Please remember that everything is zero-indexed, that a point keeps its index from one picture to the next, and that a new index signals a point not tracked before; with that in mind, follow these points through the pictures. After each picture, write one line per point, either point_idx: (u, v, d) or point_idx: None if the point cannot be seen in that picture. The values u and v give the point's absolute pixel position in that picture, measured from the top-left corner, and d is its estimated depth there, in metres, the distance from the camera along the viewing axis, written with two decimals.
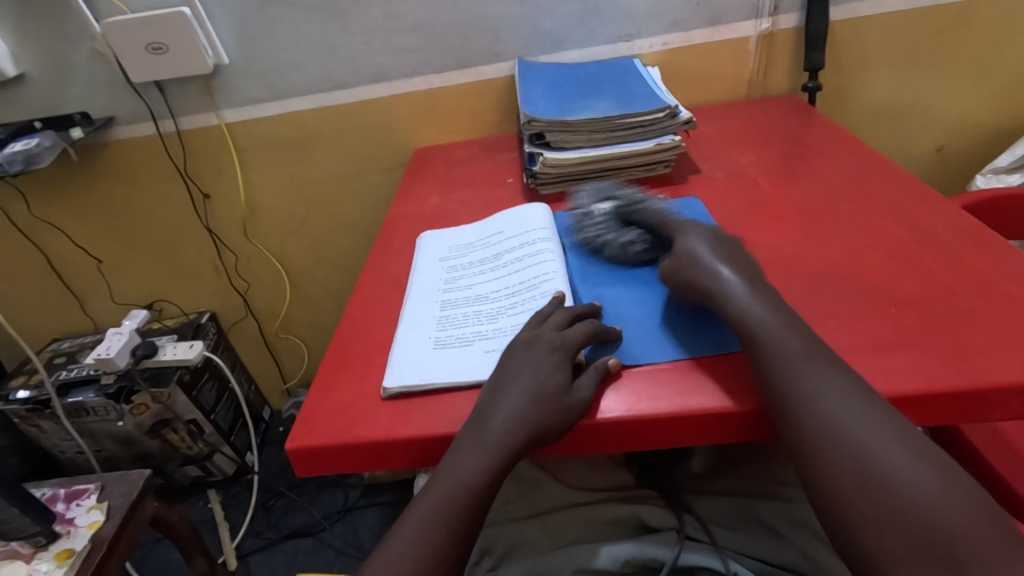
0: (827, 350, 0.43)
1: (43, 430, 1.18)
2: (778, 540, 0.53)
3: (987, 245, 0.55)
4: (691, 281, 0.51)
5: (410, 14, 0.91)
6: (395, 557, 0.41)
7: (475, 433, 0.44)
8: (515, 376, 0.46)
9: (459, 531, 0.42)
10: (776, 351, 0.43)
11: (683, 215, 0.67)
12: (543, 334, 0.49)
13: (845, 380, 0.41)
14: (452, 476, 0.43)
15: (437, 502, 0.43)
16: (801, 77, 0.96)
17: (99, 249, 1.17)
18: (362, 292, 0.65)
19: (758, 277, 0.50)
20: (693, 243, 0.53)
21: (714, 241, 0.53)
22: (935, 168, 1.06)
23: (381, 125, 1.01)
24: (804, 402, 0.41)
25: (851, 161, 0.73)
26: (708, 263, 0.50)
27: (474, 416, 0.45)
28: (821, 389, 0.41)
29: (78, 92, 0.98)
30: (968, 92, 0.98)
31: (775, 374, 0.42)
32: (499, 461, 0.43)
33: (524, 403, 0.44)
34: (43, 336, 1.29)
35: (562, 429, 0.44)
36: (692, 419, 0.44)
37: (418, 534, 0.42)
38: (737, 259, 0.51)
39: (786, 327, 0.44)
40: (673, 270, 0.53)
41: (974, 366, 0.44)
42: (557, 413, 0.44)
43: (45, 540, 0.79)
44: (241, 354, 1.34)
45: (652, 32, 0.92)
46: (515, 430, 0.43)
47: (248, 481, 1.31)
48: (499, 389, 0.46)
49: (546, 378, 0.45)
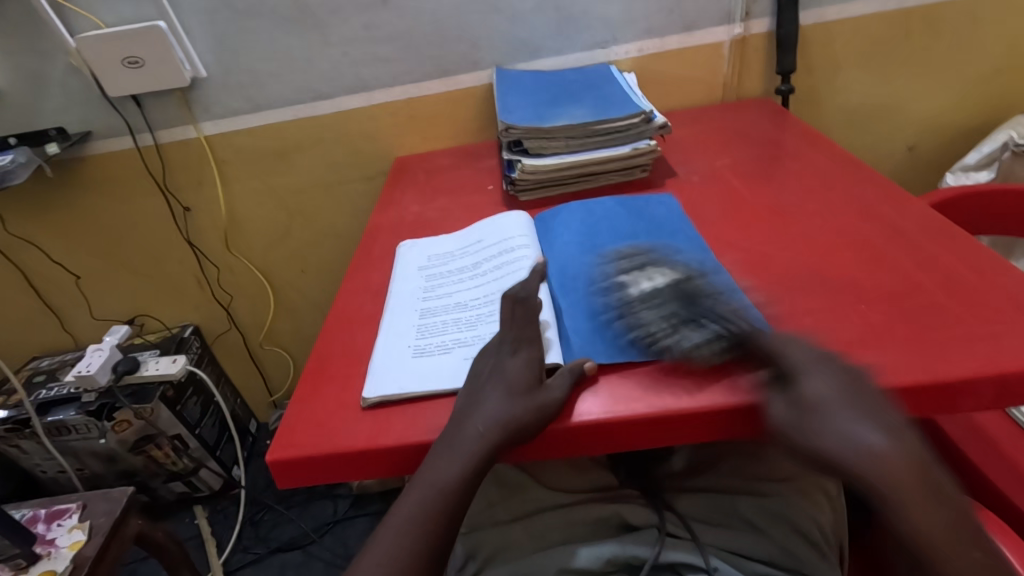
0: (861, 377, 0.41)
1: (23, 450, 1.16)
2: (758, 537, 0.54)
3: (953, 240, 0.57)
4: (803, 421, 0.40)
5: (387, 24, 0.92)
6: (376, 562, 0.41)
7: (451, 437, 0.44)
8: (490, 380, 0.47)
9: (434, 533, 0.42)
10: (830, 413, 0.39)
11: (658, 210, 0.69)
12: (518, 335, 0.50)
13: (892, 428, 0.38)
14: (430, 480, 0.43)
15: (415, 509, 0.43)
16: (775, 80, 0.98)
17: (78, 265, 1.15)
18: (343, 302, 0.65)
19: (853, 374, 0.42)
20: (804, 377, 0.42)
21: (825, 366, 0.42)
22: (907, 166, 1.08)
23: (361, 134, 1.01)
24: (851, 452, 0.37)
25: (823, 162, 0.74)
26: (846, 428, 0.38)
27: (450, 421, 0.45)
28: (867, 430, 0.38)
29: (52, 108, 0.97)
30: (936, 91, 1.00)
31: (837, 437, 0.38)
32: (473, 467, 0.43)
33: (500, 406, 0.44)
34: (23, 355, 1.27)
35: (534, 431, 0.44)
36: (667, 420, 0.44)
37: (393, 540, 0.42)
38: (879, 406, 0.40)
39: (843, 390, 0.40)
40: (784, 415, 0.41)
41: (941, 360, 0.45)
42: (529, 416, 0.44)
43: (26, 562, 0.79)
44: (225, 367, 1.33)
45: (627, 38, 0.94)
46: (489, 431, 0.44)
47: (235, 495, 1.29)
48: (473, 393, 0.46)
49: (518, 383, 0.46)
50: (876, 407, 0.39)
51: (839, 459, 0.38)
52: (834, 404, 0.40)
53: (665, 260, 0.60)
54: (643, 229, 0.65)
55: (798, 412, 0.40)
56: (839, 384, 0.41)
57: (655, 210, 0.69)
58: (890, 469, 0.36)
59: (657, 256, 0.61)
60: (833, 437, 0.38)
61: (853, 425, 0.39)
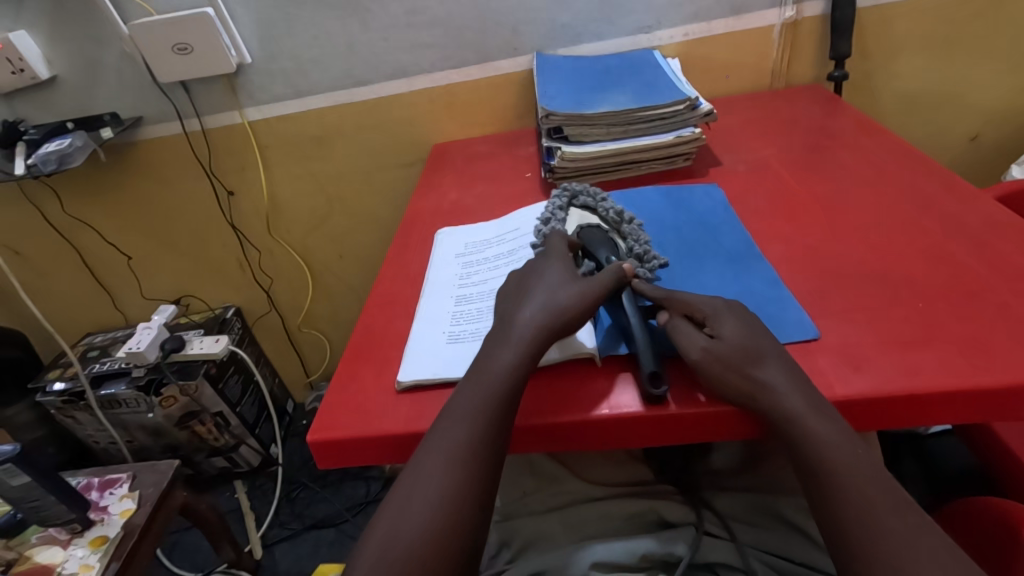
0: (755, 317, 0.47)
1: (77, 421, 1.22)
2: (800, 538, 0.52)
3: (1021, 236, 0.53)
4: (725, 359, 0.44)
5: (427, 9, 0.91)
6: (407, 518, 0.40)
7: (505, 334, 0.47)
8: (534, 281, 0.51)
9: (496, 415, 0.43)
10: (746, 352, 0.44)
11: (702, 201, 0.68)
12: (558, 246, 0.55)
13: (784, 366, 0.43)
14: (459, 416, 0.44)
15: (473, 402, 0.44)
16: (828, 65, 0.94)
17: (129, 245, 1.20)
18: (381, 287, 0.65)
19: (758, 323, 0.46)
20: (718, 325, 0.46)
21: (732, 313, 0.47)
22: (969, 157, 1.03)
23: (400, 120, 1.01)
24: (758, 393, 0.42)
25: (879, 151, 0.71)
26: (745, 368, 0.43)
27: (499, 322, 0.49)
28: (769, 371, 0.43)
29: (108, 93, 1.00)
30: (1004, 78, 0.94)
31: (741, 378, 0.43)
32: (528, 349, 0.46)
33: (549, 293, 0.49)
34: (78, 331, 1.33)
35: (581, 316, 0.48)
36: (696, 419, 0.44)
37: (457, 431, 0.43)
38: (776, 352, 0.44)
39: (748, 330, 0.45)
40: (710, 366, 0.44)
41: (1007, 362, 0.42)
42: (572, 298, 0.48)
43: (81, 527, 0.83)
44: (265, 348, 1.36)
45: (672, 23, 0.91)
46: (538, 319, 0.47)
47: (272, 472, 1.34)
48: (517, 299, 0.50)
49: (562, 278, 0.50)
50: (770, 346, 0.44)
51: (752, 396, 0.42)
52: (747, 342, 0.44)
53: (705, 257, 0.59)
54: (682, 222, 0.65)
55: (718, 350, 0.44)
56: (747, 329, 0.46)
57: (700, 198, 0.69)
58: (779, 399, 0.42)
59: (693, 252, 0.60)
60: (728, 373, 0.43)
61: (750, 362, 0.43)
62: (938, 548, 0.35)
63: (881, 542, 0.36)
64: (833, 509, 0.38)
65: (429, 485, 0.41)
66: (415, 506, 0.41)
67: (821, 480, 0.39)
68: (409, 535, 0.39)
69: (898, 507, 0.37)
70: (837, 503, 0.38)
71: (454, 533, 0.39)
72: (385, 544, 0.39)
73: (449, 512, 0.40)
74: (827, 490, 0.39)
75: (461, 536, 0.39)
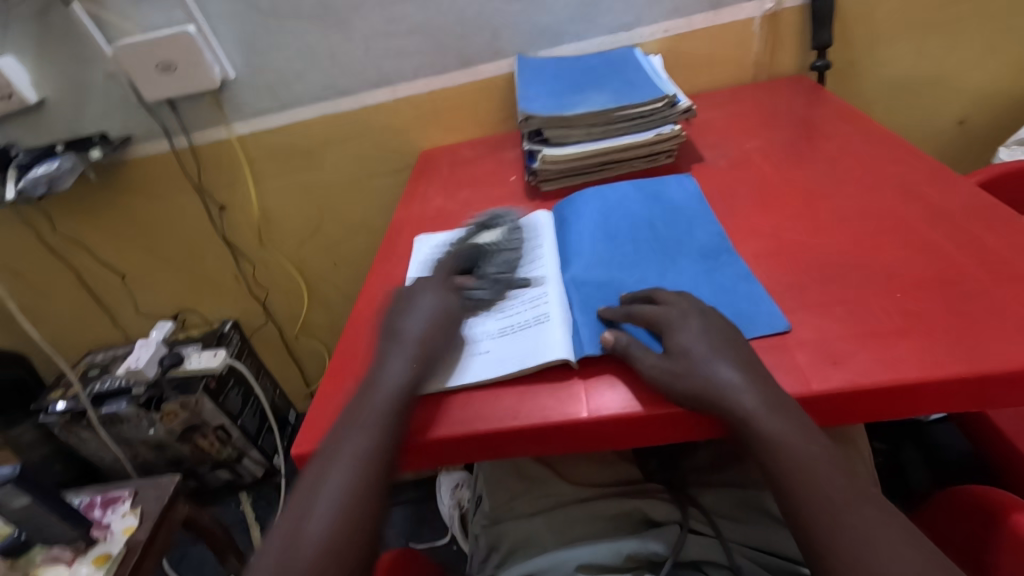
0: (721, 316, 0.48)
1: (81, 439, 1.24)
2: (787, 531, 0.52)
3: (998, 221, 0.53)
4: (675, 369, 0.44)
5: (407, 17, 0.91)
6: (310, 530, 0.41)
7: (397, 344, 0.50)
8: (417, 297, 0.55)
9: (397, 419, 0.46)
10: (703, 357, 0.44)
11: (677, 199, 0.67)
12: (440, 269, 0.58)
13: (745, 365, 0.44)
14: (356, 430, 0.45)
15: (378, 407, 0.46)
16: (810, 55, 0.94)
17: (124, 264, 1.21)
18: (365, 297, 0.66)
19: (724, 324, 0.47)
20: (676, 333, 0.47)
21: (696, 318, 0.47)
22: (956, 141, 1.02)
23: (386, 129, 1.02)
24: (719, 396, 0.42)
25: (860, 141, 0.71)
26: (704, 369, 0.44)
27: (387, 334, 0.52)
28: (724, 370, 0.43)
29: (96, 114, 1.01)
30: (989, 60, 0.94)
31: (701, 379, 0.43)
32: (417, 360, 0.49)
33: (428, 312, 0.53)
34: (78, 350, 1.34)
35: (447, 337, 0.52)
36: (668, 418, 0.45)
37: (360, 437, 0.44)
38: (738, 352, 0.45)
39: (707, 336, 0.46)
40: (668, 374, 0.44)
41: (983, 351, 0.42)
42: (441, 319, 0.53)
43: (84, 545, 0.84)
44: (265, 360, 1.37)
45: (652, 19, 0.91)
46: (422, 335, 0.51)
47: (276, 482, 1.35)
48: (400, 314, 0.53)
49: (442, 297, 0.54)
50: (731, 350, 0.45)
51: (710, 396, 0.43)
52: (703, 349, 0.45)
53: (678, 256, 0.59)
54: (658, 220, 0.64)
55: (670, 362, 0.45)
56: (707, 334, 0.46)
57: (676, 194, 0.68)
58: (741, 398, 0.42)
59: (667, 250, 0.60)
60: (690, 378, 0.44)
61: (714, 363, 0.44)
62: (907, 542, 0.35)
63: (851, 536, 0.36)
64: (809, 506, 0.38)
65: (334, 490, 0.42)
66: (315, 508, 0.42)
67: (794, 478, 0.39)
68: (313, 542, 0.40)
69: (871, 500, 0.38)
70: (811, 499, 0.38)
71: (352, 535, 0.41)
72: (288, 551, 0.40)
73: (346, 515, 0.42)
74: (799, 486, 0.39)
75: (356, 538, 0.41)
